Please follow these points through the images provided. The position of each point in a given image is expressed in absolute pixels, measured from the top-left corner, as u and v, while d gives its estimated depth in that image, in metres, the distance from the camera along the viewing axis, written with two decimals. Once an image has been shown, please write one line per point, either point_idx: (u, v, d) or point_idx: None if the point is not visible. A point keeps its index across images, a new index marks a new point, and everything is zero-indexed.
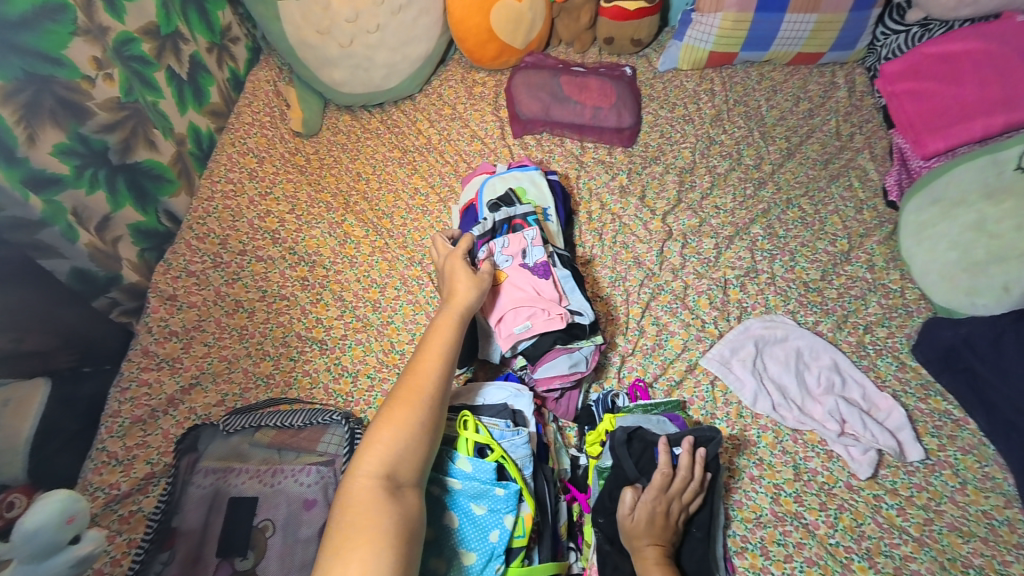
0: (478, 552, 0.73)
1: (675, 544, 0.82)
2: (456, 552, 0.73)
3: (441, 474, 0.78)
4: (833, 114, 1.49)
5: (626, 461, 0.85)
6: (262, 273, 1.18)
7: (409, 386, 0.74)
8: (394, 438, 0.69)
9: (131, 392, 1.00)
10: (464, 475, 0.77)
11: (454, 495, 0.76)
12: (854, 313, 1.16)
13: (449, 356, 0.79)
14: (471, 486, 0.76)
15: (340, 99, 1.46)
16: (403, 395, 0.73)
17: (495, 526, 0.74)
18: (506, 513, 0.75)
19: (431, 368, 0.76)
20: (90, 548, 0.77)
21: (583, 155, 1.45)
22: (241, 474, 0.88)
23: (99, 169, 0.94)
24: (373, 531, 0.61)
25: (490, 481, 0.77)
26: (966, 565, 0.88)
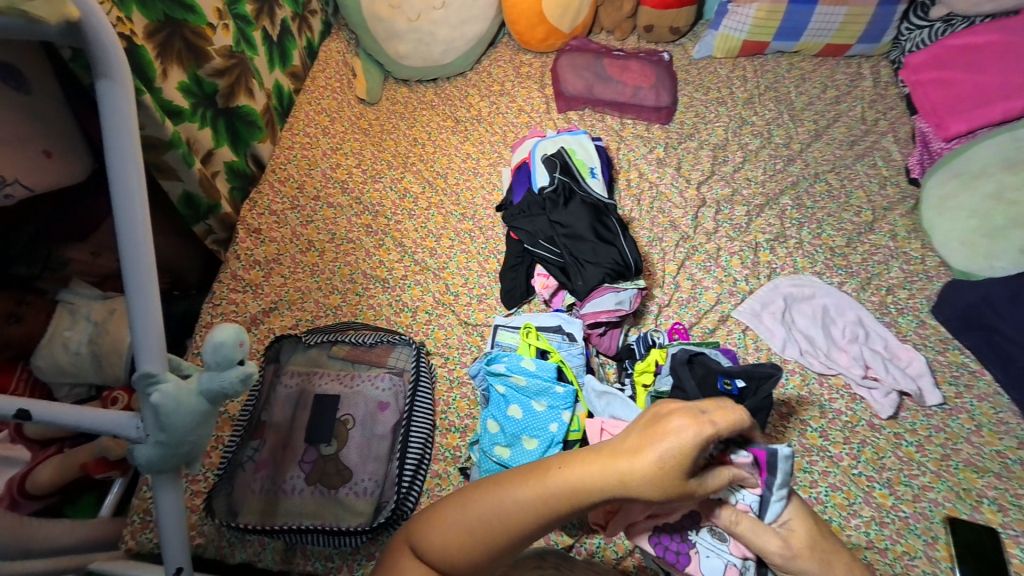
0: (540, 439, 0.84)
1: None
2: (520, 438, 0.84)
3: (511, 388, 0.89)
4: (858, 102, 1.59)
5: (687, 381, 0.93)
6: (331, 218, 1.29)
7: (545, 483, 0.51)
8: (462, 523, 0.53)
9: (222, 308, 1.11)
10: (529, 372, 0.89)
11: (519, 391, 0.88)
12: (877, 276, 1.25)
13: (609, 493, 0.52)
14: (534, 384, 0.88)
15: (401, 72, 1.58)
16: (539, 479, 0.52)
17: (554, 419, 0.85)
18: (563, 409, 0.86)
19: (590, 491, 0.50)
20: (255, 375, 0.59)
21: (622, 130, 1.56)
22: (323, 377, 0.99)
23: (207, 109, 1.07)
24: None
25: (551, 380, 0.89)
26: (980, 495, 0.96)
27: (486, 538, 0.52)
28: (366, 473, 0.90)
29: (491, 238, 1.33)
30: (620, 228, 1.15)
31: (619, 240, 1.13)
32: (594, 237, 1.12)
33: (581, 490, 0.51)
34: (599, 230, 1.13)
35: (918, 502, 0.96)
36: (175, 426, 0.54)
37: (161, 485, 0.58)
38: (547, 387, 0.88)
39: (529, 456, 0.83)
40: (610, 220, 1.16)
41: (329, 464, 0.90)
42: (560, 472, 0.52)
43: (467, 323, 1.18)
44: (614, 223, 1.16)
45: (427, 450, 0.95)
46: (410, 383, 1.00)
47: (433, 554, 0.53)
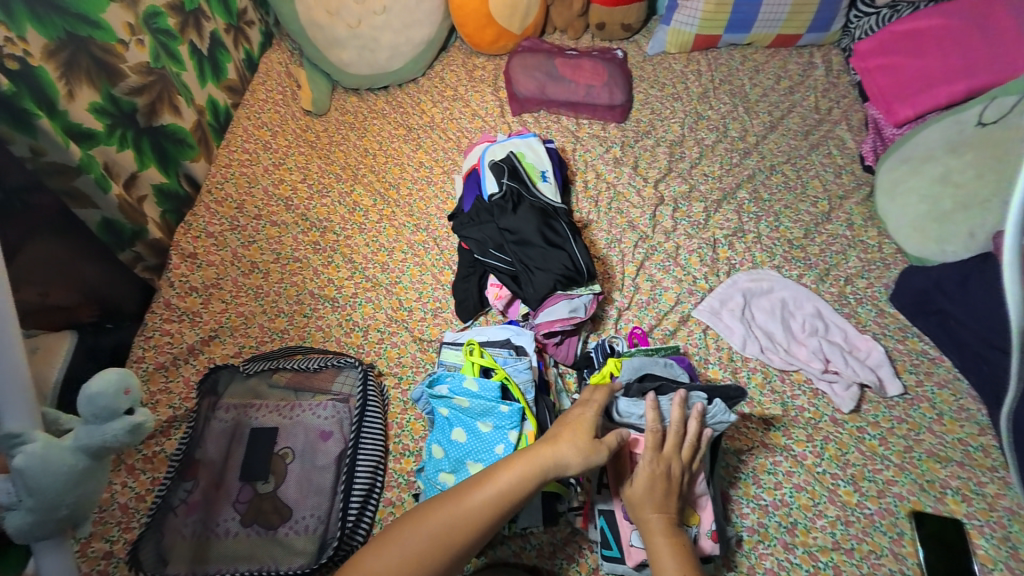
0: (485, 462, 0.82)
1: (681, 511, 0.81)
2: (464, 462, 0.83)
3: (457, 408, 0.86)
4: (812, 91, 1.59)
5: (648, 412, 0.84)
6: (275, 236, 1.24)
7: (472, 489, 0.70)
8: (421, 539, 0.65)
9: (155, 340, 1.05)
10: (472, 393, 0.86)
11: (466, 412, 0.86)
12: (835, 266, 1.24)
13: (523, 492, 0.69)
14: (478, 404, 0.86)
15: (348, 81, 1.53)
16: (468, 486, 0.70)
17: (501, 440, 0.83)
18: (510, 429, 0.84)
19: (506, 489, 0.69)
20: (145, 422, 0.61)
21: (578, 130, 1.53)
22: (260, 409, 0.94)
23: (127, 129, 1.01)
24: None
25: (495, 399, 0.86)
26: (944, 486, 0.94)
27: (435, 551, 0.65)
28: (307, 509, 0.85)
29: (445, 248, 1.28)
30: (572, 233, 1.12)
31: (571, 246, 1.10)
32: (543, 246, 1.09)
33: (502, 493, 0.69)
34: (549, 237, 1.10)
35: (882, 497, 0.94)
36: (48, 489, 0.56)
37: (47, 548, 0.61)
38: (491, 408, 0.85)
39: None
40: (562, 225, 1.13)
41: (266, 502, 0.85)
42: (486, 479, 0.70)
43: (421, 339, 1.13)
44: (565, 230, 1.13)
45: (377, 476, 0.90)
46: (355, 409, 0.95)
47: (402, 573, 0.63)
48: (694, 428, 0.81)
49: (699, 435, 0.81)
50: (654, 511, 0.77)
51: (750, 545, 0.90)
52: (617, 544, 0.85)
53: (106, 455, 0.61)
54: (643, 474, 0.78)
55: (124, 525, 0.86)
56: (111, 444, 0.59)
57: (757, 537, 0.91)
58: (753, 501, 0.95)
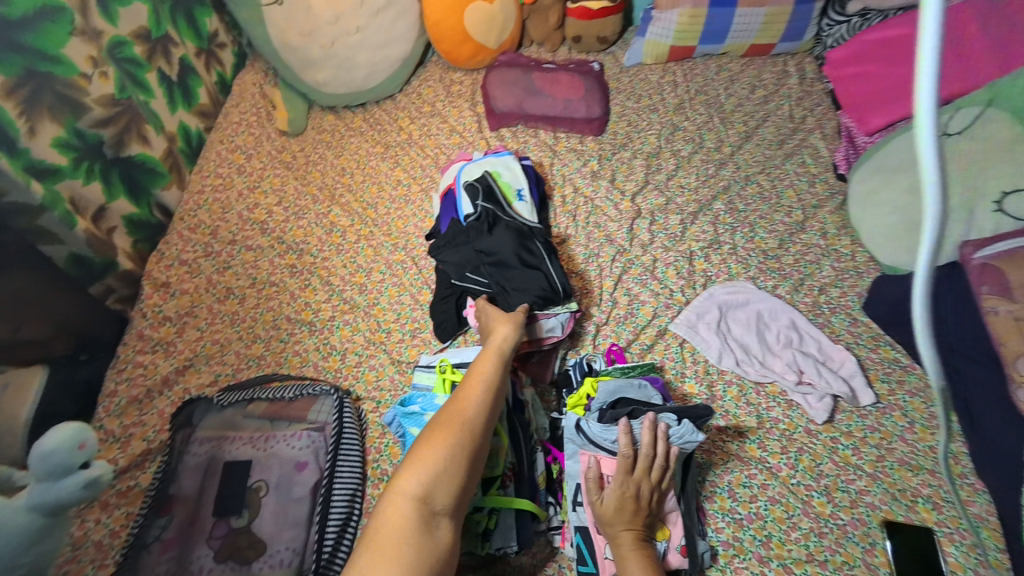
0: None
1: (654, 526, 0.84)
2: None
3: None
4: (786, 100, 1.61)
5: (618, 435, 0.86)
6: (251, 261, 1.23)
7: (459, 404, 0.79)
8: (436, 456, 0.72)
9: (128, 372, 1.05)
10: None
11: None
12: (809, 276, 1.25)
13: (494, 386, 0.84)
14: None
15: (324, 100, 1.53)
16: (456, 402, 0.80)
17: None
18: None
19: (483, 390, 0.82)
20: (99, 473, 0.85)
21: (556, 144, 1.54)
22: (235, 442, 0.93)
23: (95, 161, 1.02)
24: (401, 556, 0.63)
25: None
26: (915, 495, 0.96)
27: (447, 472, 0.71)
28: (283, 542, 0.84)
29: (424, 268, 1.28)
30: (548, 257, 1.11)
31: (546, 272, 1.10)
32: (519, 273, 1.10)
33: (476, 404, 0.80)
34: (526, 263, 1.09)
35: (855, 508, 0.95)
36: (11, 543, 0.71)
37: None
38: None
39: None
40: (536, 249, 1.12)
41: (241, 537, 0.84)
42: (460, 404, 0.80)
43: (399, 361, 1.13)
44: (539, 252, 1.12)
45: (354, 504, 0.91)
46: (331, 437, 0.95)
47: (433, 485, 0.70)
48: (663, 449, 0.83)
49: (667, 455, 0.83)
50: (622, 526, 0.80)
51: (726, 560, 0.91)
52: (593, 561, 0.85)
53: (56, 510, 0.78)
54: (614, 492, 0.82)
55: (99, 563, 0.85)
56: (69, 496, 0.79)
57: (733, 552, 0.92)
58: (728, 515, 0.96)
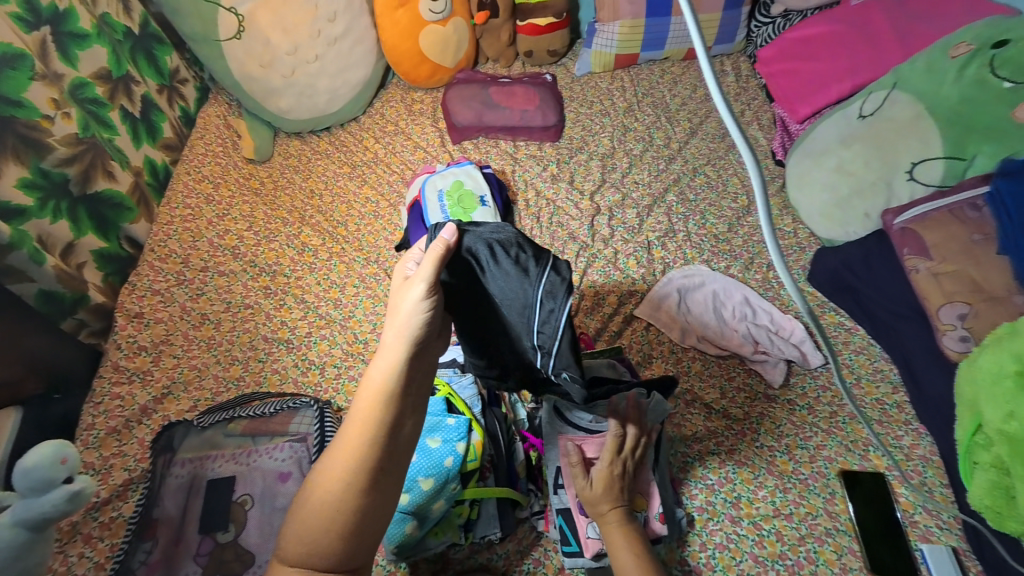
0: (435, 477, 0.85)
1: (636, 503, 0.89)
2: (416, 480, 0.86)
3: None
4: (725, 97, 1.73)
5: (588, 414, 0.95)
6: (224, 286, 1.26)
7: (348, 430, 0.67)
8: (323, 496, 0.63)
9: (105, 405, 1.05)
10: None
11: None
12: (758, 255, 1.35)
13: (388, 402, 0.68)
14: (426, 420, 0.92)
15: (289, 126, 1.58)
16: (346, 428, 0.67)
17: (449, 453, 0.88)
18: (457, 441, 0.89)
19: (372, 409, 0.67)
20: (83, 488, 0.77)
21: (516, 152, 1.62)
22: (217, 459, 0.95)
23: (60, 200, 1.04)
24: None
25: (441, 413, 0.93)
26: (866, 444, 1.04)
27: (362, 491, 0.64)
28: (270, 551, 0.86)
29: None
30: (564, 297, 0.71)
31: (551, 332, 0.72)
32: (490, 328, 0.80)
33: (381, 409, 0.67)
34: (507, 322, 0.77)
35: (814, 462, 1.02)
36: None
37: None
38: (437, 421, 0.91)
39: (425, 496, 0.84)
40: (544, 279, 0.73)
41: (228, 551, 0.86)
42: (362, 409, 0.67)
43: None
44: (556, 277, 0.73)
45: None
46: (313, 447, 0.97)
47: (317, 531, 0.62)
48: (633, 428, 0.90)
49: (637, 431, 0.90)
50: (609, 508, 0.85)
51: (701, 524, 0.96)
52: (575, 540, 0.89)
53: (44, 525, 0.75)
54: (599, 476, 0.87)
55: None
56: (51, 511, 0.73)
57: (707, 515, 0.97)
58: (700, 482, 1.01)
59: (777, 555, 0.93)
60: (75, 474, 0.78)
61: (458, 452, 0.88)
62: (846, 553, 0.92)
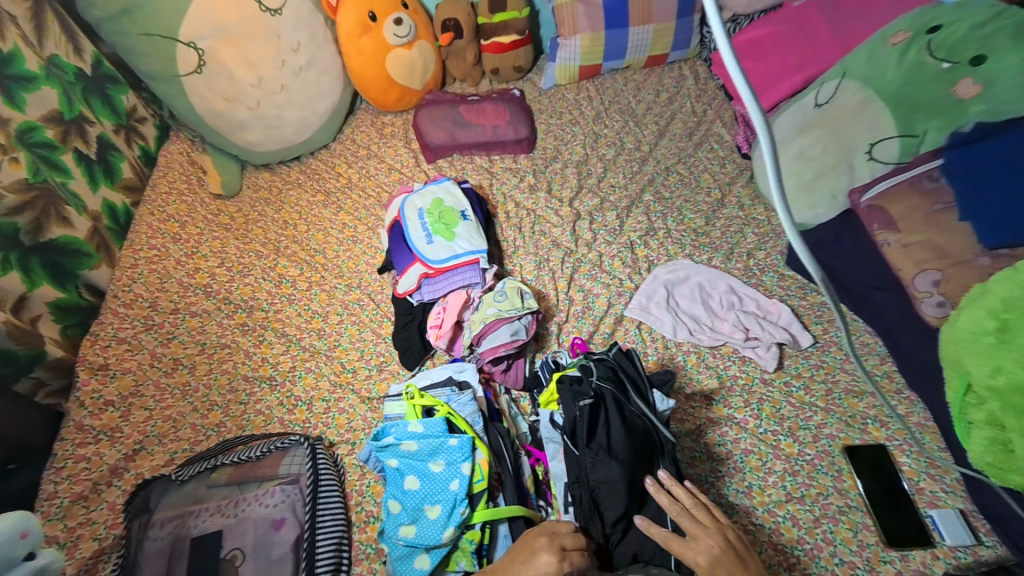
0: (442, 503, 0.83)
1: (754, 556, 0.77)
2: (423, 509, 0.84)
3: (405, 448, 0.90)
4: (687, 99, 1.81)
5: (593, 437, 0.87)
6: (197, 327, 1.19)
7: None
8: None
9: (68, 470, 0.95)
10: (418, 436, 0.90)
11: (417, 455, 0.89)
12: (737, 244, 1.38)
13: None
14: (427, 443, 0.89)
15: (258, 158, 1.54)
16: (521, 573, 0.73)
17: (455, 476, 0.86)
18: (463, 462, 0.87)
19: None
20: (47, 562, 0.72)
21: (491, 166, 1.63)
22: (202, 514, 0.88)
23: (9, 251, 0.98)
24: None
25: (443, 434, 0.90)
26: (864, 417, 1.04)
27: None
28: None
29: (381, 301, 1.28)
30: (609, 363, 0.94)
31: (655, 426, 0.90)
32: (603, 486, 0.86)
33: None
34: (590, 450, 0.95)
35: (818, 441, 1.02)
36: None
37: None
38: (439, 445, 0.88)
39: (434, 525, 0.82)
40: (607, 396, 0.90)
41: None
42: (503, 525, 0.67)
43: (369, 398, 1.11)
44: (625, 396, 0.91)
45: (342, 551, 0.87)
46: (307, 488, 0.91)
47: None
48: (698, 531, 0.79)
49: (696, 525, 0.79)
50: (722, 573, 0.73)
51: None
52: None
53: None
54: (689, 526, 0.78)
55: None
56: None
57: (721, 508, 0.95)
58: (710, 476, 0.99)
59: (795, 540, 0.91)
60: (36, 549, 0.71)
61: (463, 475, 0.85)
62: (861, 529, 0.91)
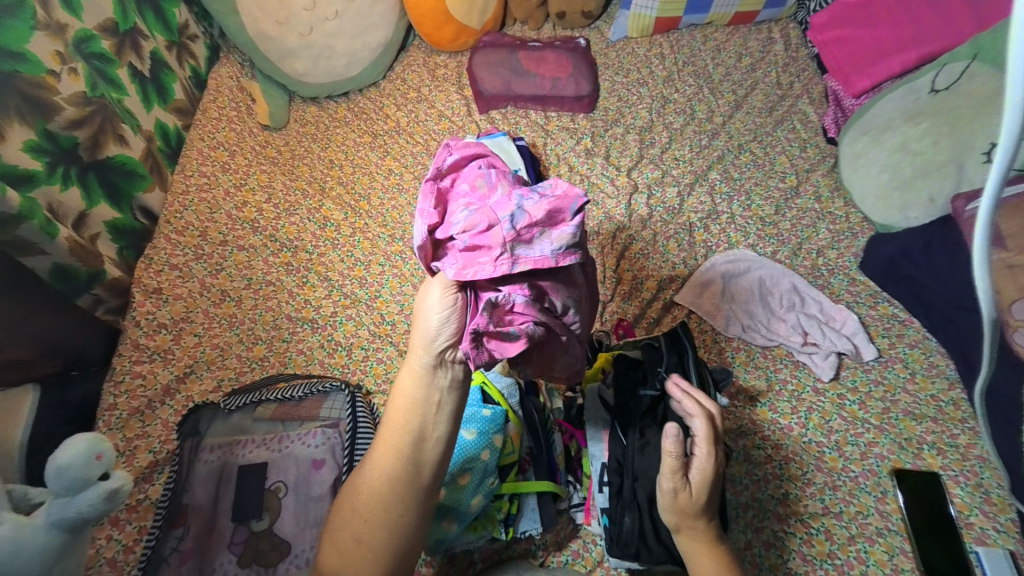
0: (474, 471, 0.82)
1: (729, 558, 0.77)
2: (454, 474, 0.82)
3: None
4: (772, 67, 1.61)
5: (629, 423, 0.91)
6: (244, 262, 1.20)
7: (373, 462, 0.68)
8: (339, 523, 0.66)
9: (126, 384, 1.01)
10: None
11: None
12: (807, 240, 1.28)
13: (400, 454, 0.66)
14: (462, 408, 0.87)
15: (305, 90, 1.47)
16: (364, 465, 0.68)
17: (486, 446, 0.83)
18: (495, 433, 0.84)
19: (388, 452, 0.67)
20: (120, 485, 0.63)
21: (547, 124, 1.51)
22: (247, 445, 0.92)
23: (69, 166, 0.99)
24: None
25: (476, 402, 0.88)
26: (920, 442, 1.01)
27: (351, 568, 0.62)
28: (307, 542, 0.84)
29: None
30: (676, 354, 0.91)
31: None
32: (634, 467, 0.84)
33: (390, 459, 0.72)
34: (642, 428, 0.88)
35: (865, 459, 1.00)
36: (26, 568, 0.58)
37: None
38: (473, 412, 0.86)
39: (463, 492, 0.81)
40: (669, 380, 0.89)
41: (263, 541, 0.84)
42: (371, 469, 0.67)
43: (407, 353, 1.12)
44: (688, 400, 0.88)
45: None
46: (346, 434, 0.94)
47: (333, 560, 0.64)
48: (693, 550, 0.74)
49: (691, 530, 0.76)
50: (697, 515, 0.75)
51: (745, 519, 0.95)
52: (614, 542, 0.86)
53: (82, 526, 0.63)
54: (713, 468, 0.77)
55: None
56: (88, 512, 0.61)
57: (752, 511, 0.95)
58: (745, 478, 0.99)
59: (826, 554, 0.90)
60: (112, 468, 0.65)
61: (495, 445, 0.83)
62: (898, 554, 0.90)
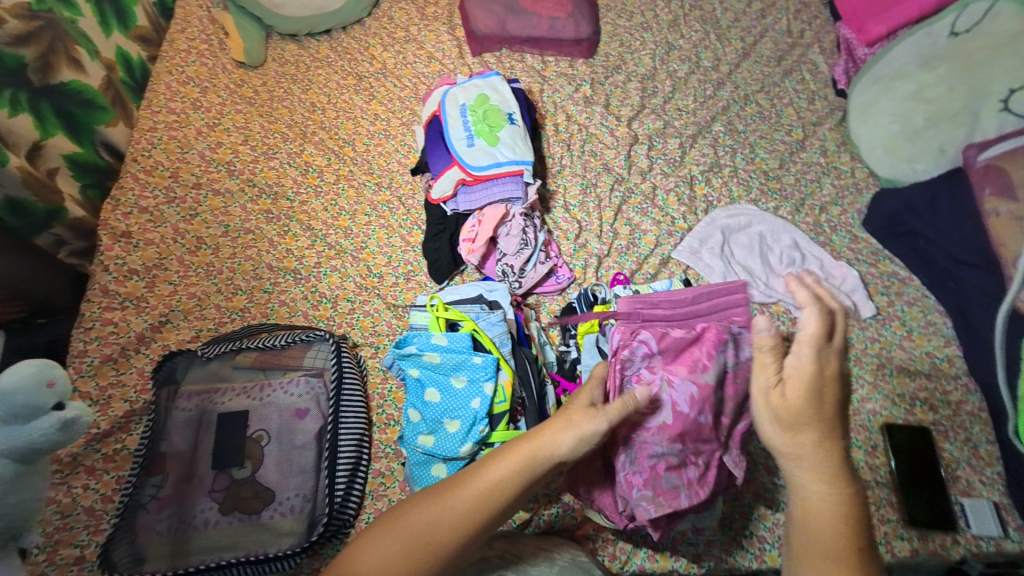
0: (462, 418, 0.81)
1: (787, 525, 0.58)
2: (443, 422, 0.82)
3: (426, 354, 0.87)
4: (783, 13, 1.51)
5: None
6: (220, 207, 1.12)
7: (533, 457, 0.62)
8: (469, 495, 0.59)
9: (96, 331, 0.96)
10: (442, 348, 0.86)
11: (440, 366, 0.86)
12: (810, 196, 1.23)
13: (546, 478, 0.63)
14: (451, 356, 0.85)
15: (282, 25, 1.37)
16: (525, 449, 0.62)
17: (476, 394, 0.83)
18: (485, 381, 0.83)
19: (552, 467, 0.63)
20: (74, 416, 0.66)
21: (544, 69, 1.41)
22: (226, 393, 0.89)
23: (18, 89, 0.91)
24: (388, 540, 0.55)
25: (468, 351, 0.86)
26: (913, 398, 1.00)
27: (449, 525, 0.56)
28: (290, 489, 0.83)
29: (412, 207, 1.19)
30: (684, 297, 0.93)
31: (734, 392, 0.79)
32: None
33: (437, 517, 0.56)
34: None
35: (858, 414, 1.00)
36: None
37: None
38: (464, 360, 0.85)
39: (452, 438, 0.80)
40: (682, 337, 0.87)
41: (245, 488, 0.82)
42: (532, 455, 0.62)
43: (394, 305, 1.07)
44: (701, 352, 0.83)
45: (362, 449, 0.88)
46: (330, 383, 0.91)
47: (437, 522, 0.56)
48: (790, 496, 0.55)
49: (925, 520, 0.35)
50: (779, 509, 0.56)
51: None
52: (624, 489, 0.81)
53: (37, 455, 0.64)
54: None
55: (92, 529, 0.82)
56: (41, 441, 0.62)
57: None
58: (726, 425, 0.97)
59: None
60: (66, 400, 0.67)
61: (484, 394, 0.82)
62: (884, 504, 0.91)
